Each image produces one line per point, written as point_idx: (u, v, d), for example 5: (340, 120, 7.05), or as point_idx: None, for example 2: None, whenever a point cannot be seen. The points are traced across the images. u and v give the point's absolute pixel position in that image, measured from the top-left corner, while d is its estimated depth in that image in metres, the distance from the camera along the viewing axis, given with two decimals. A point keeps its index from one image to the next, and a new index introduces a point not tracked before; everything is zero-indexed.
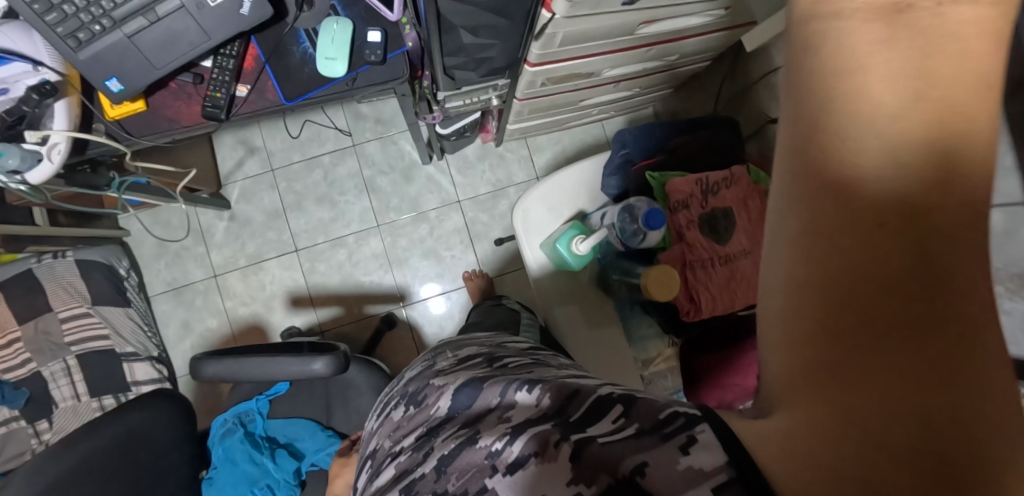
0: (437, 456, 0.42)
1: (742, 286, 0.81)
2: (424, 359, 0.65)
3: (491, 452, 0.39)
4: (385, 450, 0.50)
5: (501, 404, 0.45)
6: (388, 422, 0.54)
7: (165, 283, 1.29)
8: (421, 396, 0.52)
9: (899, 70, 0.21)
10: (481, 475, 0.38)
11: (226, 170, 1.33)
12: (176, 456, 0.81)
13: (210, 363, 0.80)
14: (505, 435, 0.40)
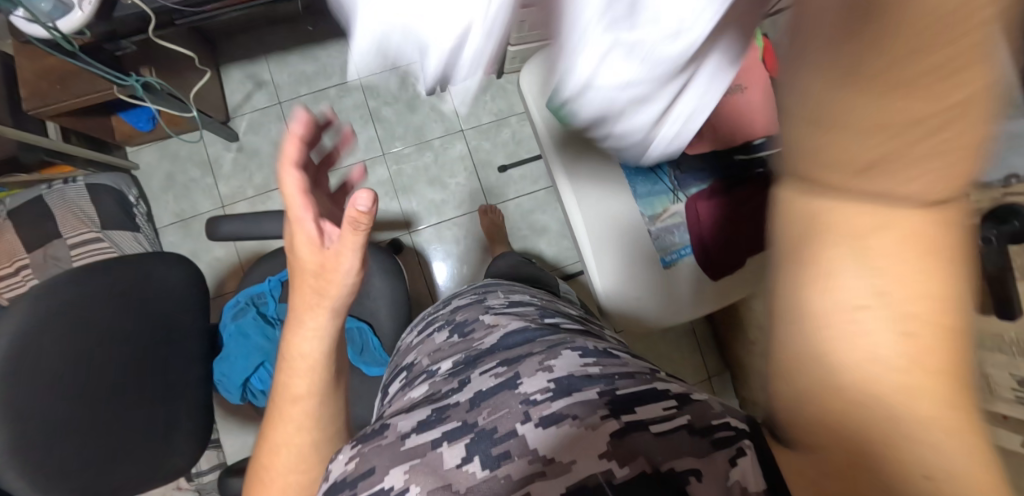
0: (474, 392, 0.48)
1: (726, 122, 0.74)
2: (474, 294, 0.77)
3: (527, 402, 0.44)
4: (424, 376, 0.57)
5: (544, 353, 0.50)
6: (431, 345, 0.65)
7: (173, 214, 1.24)
8: (471, 328, 0.63)
9: (874, 334, 0.20)
10: (513, 419, 0.42)
11: (233, 103, 1.25)
12: (185, 349, 0.77)
13: (225, 222, 0.75)
14: (549, 390, 0.44)
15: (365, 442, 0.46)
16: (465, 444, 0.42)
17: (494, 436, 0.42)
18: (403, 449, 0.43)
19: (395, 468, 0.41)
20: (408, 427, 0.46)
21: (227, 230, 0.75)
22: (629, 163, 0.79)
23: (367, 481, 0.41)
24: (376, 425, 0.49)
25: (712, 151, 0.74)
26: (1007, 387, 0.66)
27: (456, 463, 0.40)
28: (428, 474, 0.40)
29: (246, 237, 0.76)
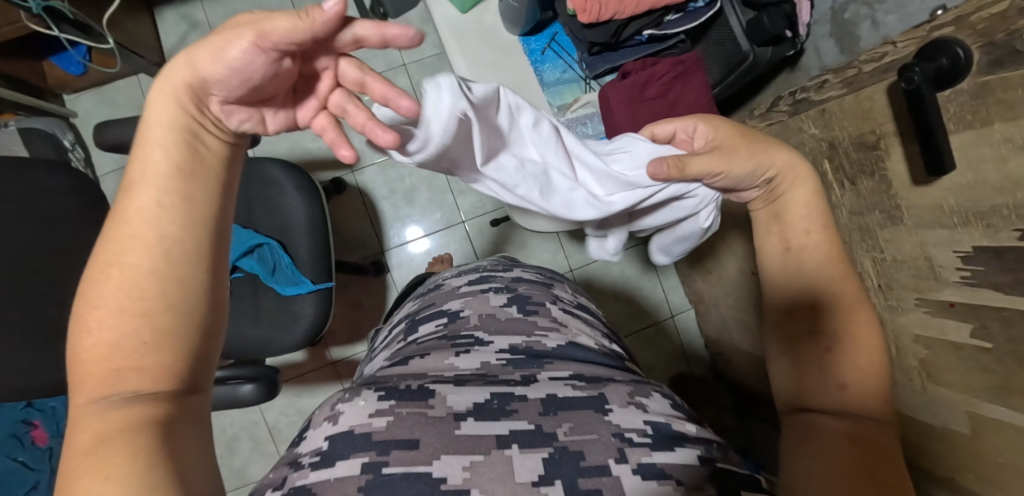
0: (546, 393, 0.41)
1: None
2: (540, 275, 0.71)
3: (623, 437, 0.36)
4: (470, 343, 0.50)
5: (632, 387, 0.44)
6: (484, 302, 0.58)
7: (114, 161, 1.22)
8: (535, 313, 0.57)
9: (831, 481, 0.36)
10: (606, 451, 0.35)
11: (168, 45, 1.23)
12: (75, 266, 0.76)
13: (115, 126, 0.73)
14: (648, 435, 0.37)
15: (401, 402, 0.38)
16: (542, 460, 0.34)
17: (581, 463, 0.34)
18: (458, 434, 0.35)
19: (446, 457, 0.33)
20: (462, 406, 0.38)
21: (113, 135, 0.72)
22: (535, 50, 0.80)
23: (404, 453, 0.33)
24: (415, 385, 0.41)
25: (613, 11, 0.69)
26: (953, 269, 0.57)
27: (530, 479, 0.32)
28: (493, 480, 0.32)
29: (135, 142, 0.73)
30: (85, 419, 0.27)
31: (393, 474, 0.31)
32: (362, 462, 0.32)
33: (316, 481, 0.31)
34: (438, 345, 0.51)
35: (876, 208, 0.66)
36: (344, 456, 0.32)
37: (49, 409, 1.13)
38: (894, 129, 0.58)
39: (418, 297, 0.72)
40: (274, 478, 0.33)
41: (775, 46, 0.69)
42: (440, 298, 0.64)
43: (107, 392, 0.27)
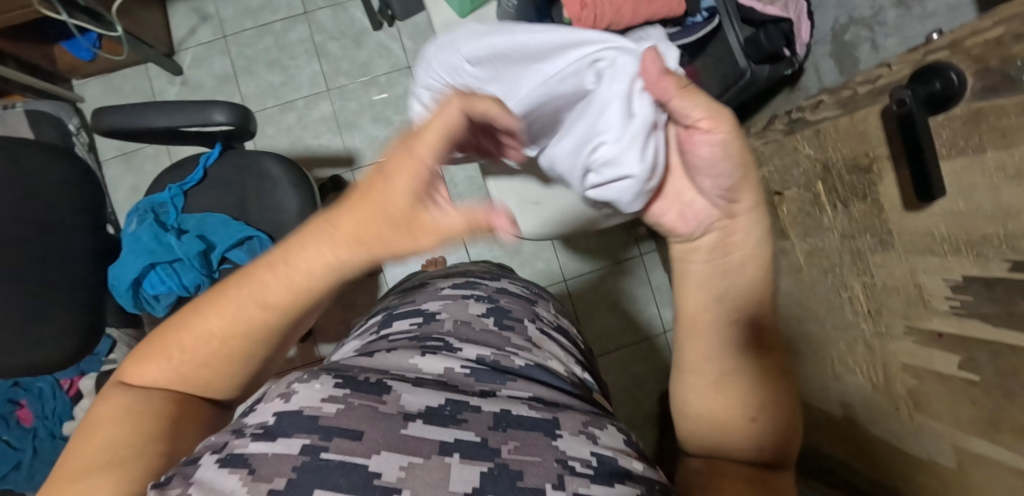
0: (499, 408, 0.39)
1: None
2: (526, 291, 0.70)
3: (565, 464, 0.33)
4: (438, 347, 0.49)
5: (588, 418, 0.42)
6: (462, 310, 0.57)
7: (116, 147, 1.23)
8: (508, 328, 0.56)
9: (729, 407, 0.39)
10: (545, 474, 0.32)
11: (178, 36, 1.24)
12: (65, 250, 0.76)
13: (111, 112, 0.73)
14: (592, 466, 0.34)
15: (355, 392, 0.37)
16: (479, 473, 0.31)
17: (518, 482, 0.31)
18: (402, 434, 0.34)
19: (387, 453, 0.32)
20: (414, 408, 0.37)
21: (109, 121, 0.73)
22: None
23: (344, 443, 0.32)
24: (374, 380, 0.41)
25: (609, 21, 0.62)
26: (941, 298, 0.56)
27: (464, 490, 0.30)
28: (427, 484, 0.30)
29: (129, 129, 0.73)
30: (134, 391, 0.36)
31: (330, 461, 0.30)
32: (302, 442, 0.32)
33: (254, 452, 0.31)
34: (405, 343, 0.50)
35: (866, 231, 0.64)
36: (287, 434, 0.32)
37: (37, 390, 1.14)
38: (887, 152, 0.57)
39: (403, 291, 0.71)
40: (215, 440, 0.33)
41: (772, 64, 0.69)
42: (420, 297, 0.63)
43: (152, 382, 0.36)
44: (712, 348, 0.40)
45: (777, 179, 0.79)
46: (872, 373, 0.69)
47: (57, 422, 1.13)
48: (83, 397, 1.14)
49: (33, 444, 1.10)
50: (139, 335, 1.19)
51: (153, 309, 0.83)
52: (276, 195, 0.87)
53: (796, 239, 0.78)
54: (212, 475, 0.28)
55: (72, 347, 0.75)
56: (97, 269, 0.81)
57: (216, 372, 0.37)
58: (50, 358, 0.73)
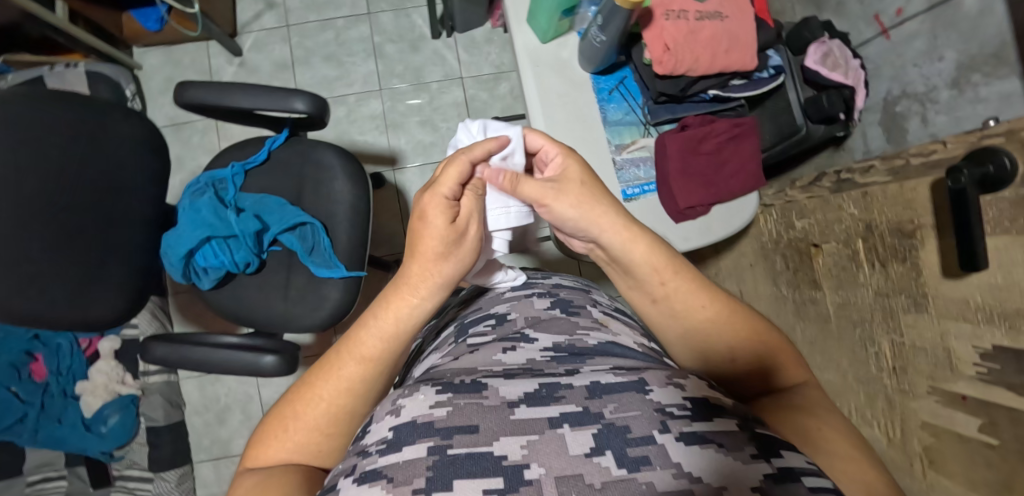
0: (590, 380, 0.41)
1: (727, 41, 0.66)
2: (578, 282, 0.71)
3: (664, 411, 0.36)
4: (517, 340, 0.51)
5: (670, 372, 0.43)
6: (529, 307, 0.59)
7: (167, 117, 1.26)
8: (574, 315, 0.57)
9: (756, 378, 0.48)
10: (648, 423, 0.35)
11: (242, 19, 1.28)
12: (128, 213, 0.78)
13: (196, 87, 0.75)
14: (687, 408, 0.36)
15: (458, 394, 0.39)
16: (591, 435, 0.34)
17: (627, 436, 0.34)
18: (513, 419, 0.36)
19: (506, 438, 0.34)
20: (514, 396, 0.39)
21: (191, 96, 0.75)
22: (603, 89, 0.75)
23: (465, 437, 0.35)
24: (468, 381, 0.42)
25: (687, 67, 0.67)
26: (969, 363, 0.59)
27: (583, 452, 0.33)
28: (549, 455, 0.33)
29: (212, 106, 0.76)
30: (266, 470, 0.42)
31: (458, 456, 0.33)
32: (427, 445, 0.34)
33: (385, 464, 0.33)
34: (486, 342, 0.52)
35: (901, 292, 0.68)
36: (411, 441, 0.34)
37: (54, 345, 1.12)
38: (933, 222, 0.61)
39: (463, 302, 0.72)
40: (346, 465, 0.36)
41: (827, 125, 0.73)
42: (485, 303, 0.65)
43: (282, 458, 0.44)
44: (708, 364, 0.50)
45: (816, 231, 0.83)
46: (888, 428, 0.72)
47: (70, 380, 1.13)
48: (99, 359, 1.15)
49: (42, 399, 1.09)
50: (163, 304, 1.20)
51: (199, 282, 0.84)
52: (332, 186, 0.90)
53: (828, 290, 0.82)
54: (356, 491, 0.31)
55: (121, 309, 0.76)
56: (152, 235, 0.83)
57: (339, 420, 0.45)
58: (102, 318, 0.74)
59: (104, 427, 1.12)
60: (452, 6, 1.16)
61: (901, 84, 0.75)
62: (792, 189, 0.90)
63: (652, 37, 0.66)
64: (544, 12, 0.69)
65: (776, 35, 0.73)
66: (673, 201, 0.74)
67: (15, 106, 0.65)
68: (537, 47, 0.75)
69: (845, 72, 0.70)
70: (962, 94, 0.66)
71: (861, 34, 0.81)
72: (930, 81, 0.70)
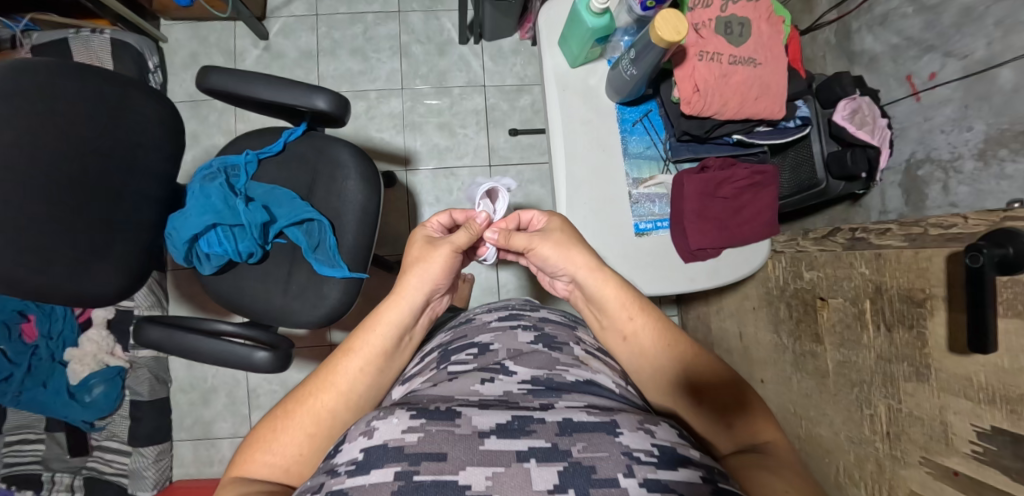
0: (563, 418, 0.41)
1: (757, 89, 0.66)
2: (564, 315, 0.71)
3: (631, 455, 0.36)
4: (496, 371, 0.50)
5: (642, 416, 0.43)
6: (513, 337, 0.57)
7: (186, 93, 1.25)
8: (556, 348, 0.56)
9: (727, 418, 0.51)
10: (614, 466, 0.35)
11: (272, 3, 1.28)
12: (140, 190, 0.78)
13: (220, 73, 0.75)
14: (654, 455, 0.37)
15: (432, 420, 0.39)
16: (557, 473, 0.35)
17: (592, 476, 0.34)
18: (481, 449, 0.37)
19: (472, 468, 0.35)
20: (486, 425, 0.40)
21: (214, 82, 0.75)
22: (627, 120, 0.75)
23: (433, 464, 0.35)
24: (443, 407, 0.42)
25: (714, 111, 0.67)
26: (965, 440, 0.59)
27: (546, 488, 0.33)
28: (513, 488, 0.33)
29: (233, 94, 0.76)
30: (234, 484, 0.44)
31: (424, 483, 0.33)
32: (395, 470, 0.34)
33: (352, 485, 0.34)
34: (466, 369, 0.51)
35: (904, 360, 0.67)
36: (379, 465, 0.35)
37: (47, 308, 1.12)
38: (944, 294, 0.61)
39: (450, 329, 0.69)
40: (312, 482, 0.36)
41: (848, 182, 0.73)
42: (469, 330, 0.63)
43: (266, 469, 0.45)
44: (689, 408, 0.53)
45: (824, 285, 0.83)
46: (876, 490, 0.72)
47: (60, 346, 1.12)
48: (92, 326, 1.14)
49: (30, 361, 1.09)
50: (162, 278, 1.19)
51: (199, 266, 0.83)
52: (345, 183, 0.90)
53: (829, 346, 0.82)
54: None
55: (121, 286, 0.76)
56: (160, 214, 0.83)
57: (315, 432, 0.48)
58: (100, 294, 0.73)
59: (88, 397, 1.12)
60: (484, 14, 1.15)
61: (927, 148, 0.75)
62: (805, 239, 0.89)
63: (682, 76, 0.66)
64: (577, 39, 0.69)
65: (806, 86, 0.73)
66: (685, 241, 0.73)
67: (38, 74, 0.64)
68: (566, 71, 0.74)
69: (871, 129, 0.69)
70: (988, 168, 0.66)
71: (891, 93, 0.81)
72: (956, 150, 0.70)
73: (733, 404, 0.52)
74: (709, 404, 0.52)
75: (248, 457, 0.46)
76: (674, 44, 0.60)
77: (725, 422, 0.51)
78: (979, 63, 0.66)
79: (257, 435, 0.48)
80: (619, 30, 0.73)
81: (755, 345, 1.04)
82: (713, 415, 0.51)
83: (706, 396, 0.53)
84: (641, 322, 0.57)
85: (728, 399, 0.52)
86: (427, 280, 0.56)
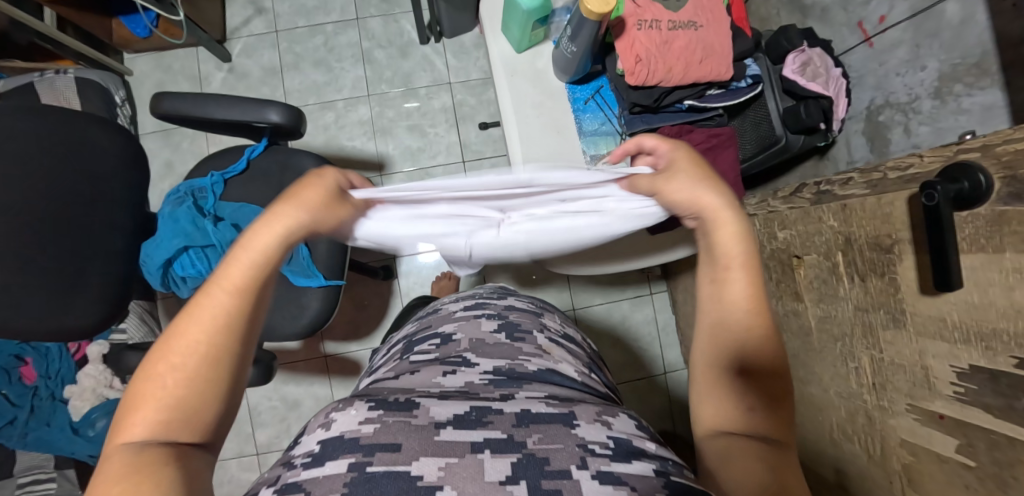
0: (521, 409, 0.41)
1: (698, 53, 0.66)
2: (531, 303, 0.71)
3: (585, 448, 0.36)
4: (457, 363, 0.50)
5: (600, 407, 0.43)
6: (476, 327, 0.57)
7: (156, 123, 1.26)
8: (520, 339, 0.55)
9: (748, 405, 0.41)
10: (568, 457, 0.34)
11: (232, 25, 1.29)
12: (111, 222, 0.79)
13: (172, 97, 0.76)
14: (609, 448, 0.36)
15: (389, 412, 0.39)
16: (510, 463, 0.34)
17: (545, 467, 0.33)
18: (437, 440, 0.36)
19: (425, 458, 0.34)
20: (443, 417, 0.39)
21: (168, 107, 0.76)
22: (579, 99, 0.75)
23: (386, 455, 0.34)
24: (403, 399, 0.42)
25: (659, 78, 0.67)
26: (946, 382, 0.57)
27: (498, 479, 0.32)
28: (464, 479, 0.32)
29: (188, 118, 0.76)
30: (108, 462, 0.30)
31: (375, 473, 0.32)
32: (348, 461, 0.33)
33: (307, 477, 0.33)
34: (428, 362, 0.51)
35: (881, 307, 0.66)
36: (334, 456, 0.34)
37: (43, 349, 1.13)
38: (910, 237, 0.60)
39: (417, 319, 0.70)
40: (269, 474, 0.35)
41: (807, 135, 0.72)
42: (435, 322, 0.63)
43: (152, 434, 0.32)
44: (722, 379, 0.42)
45: (797, 243, 0.83)
46: (869, 443, 0.70)
47: (59, 384, 1.14)
48: (88, 362, 1.15)
49: (31, 402, 1.11)
50: (150, 307, 1.20)
51: (177, 290, 0.84)
52: None
53: (809, 303, 0.81)
54: None
55: (100, 317, 0.77)
56: (134, 244, 0.84)
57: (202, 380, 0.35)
58: (81, 327, 0.74)
59: (92, 431, 1.14)
60: (439, 11, 1.15)
61: (884, 93, 0.74)
62: (774, 199, 0.89)
63: (622, 48, 0.66)
64: (516, 23, 0.68)
65: (754, 46, 0.73)
66: None
67: None
68: (513, 56, 0.74)
69: (825, 81, 0.70)
70: (945, 105, 0.65)
71: (844, 42, 0.80)
72: (913, 91, 0.69)
73: (780, 403, 0.40)
74: (739, 388, 0.42)
75: (121, 422, 0.32)
76: (607, 15, 0.60)
77: (736, 405, 0.41)
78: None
79: (128, 394, 0.34)
80: (560, 9, 0.72)
81: None
82: (743, 396, 0.41)
83: (748, 375, 0.42)
84: (733, 264, 0.43)
85: (775, 393, 0.41)
86: (306, 226, 0.40)
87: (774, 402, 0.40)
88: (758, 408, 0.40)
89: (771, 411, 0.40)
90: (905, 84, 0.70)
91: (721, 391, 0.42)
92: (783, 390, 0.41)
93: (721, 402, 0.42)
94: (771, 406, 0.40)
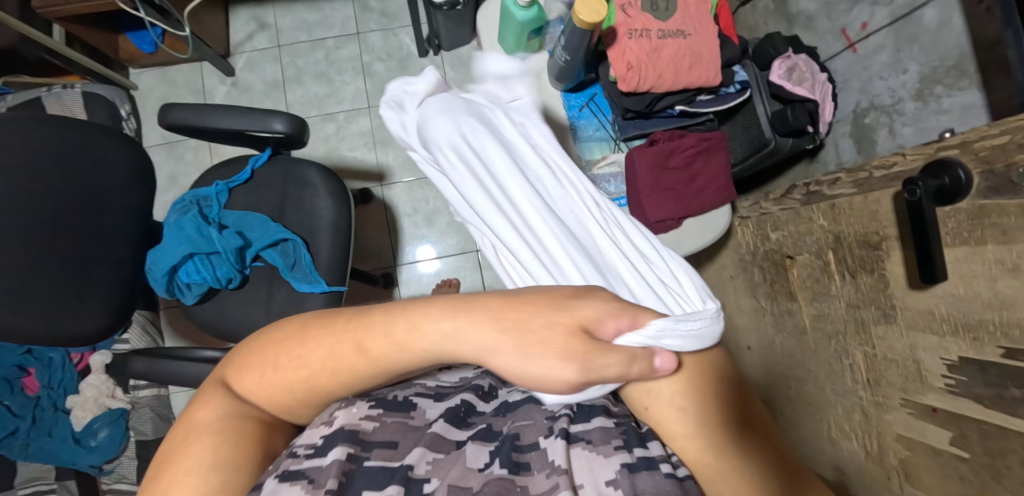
0: (500, 404, 0.45)
1: (687, 60, 0.69)
2: None
3: (551, 419, 0.40)
4: (449, 367, 0.54)
5: None
6: None
7: (160, 136, 1.29)
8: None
9: (715, 450, 0.36)
10: (536, 431, 0.39)
11: (235, 40, 1.32)
12: (116, 229, 0.81)
13: (179, 108, 0.78)
14: (573, 411, 0.41)
15: (388, 411, 0.40)
16: (488, 450, 0.38)
17: (516, 440, 0.38)
18: (427, 433, 0.38)
19: (418, 449, 0.36)
20: (435, 417, 0.41)
21: (174, 117, 0.78)
22: (574, 106, 0.77)
23: (383, 452, 0.36)
24: (402, 398, 0.43)
25: (650, 84, 0.70)
26: (938, 375, 0.58)
27: (478, 466, 0.36)
28: (447, 464, 0.36)
29: (194, 128, 0.79)
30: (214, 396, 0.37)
31: (372, 468, 0.34)
32: (347, 451, 0.34)
33: (307, 466, 0.33)
34: (422, 367, 0.55)
35: (872, 304, 0.68)
36: (333, 446, 0.35)
37: (46, 359, 1.14)
38: (896, 233, 0.62)
39: None
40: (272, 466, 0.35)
41: (795, 138, 0.75)
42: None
43: (251, 393, 0.38)
44: (689, 418, 0.39)
45: (790, 243, 0.84)
46: (865, 440, 0.70)
47: (61, 394, 1.15)
48: (91, 372, 1.16)
49: (34, 413, 1.11)
50: (153, 318, 1.22)
51: (182, 297, 0.86)
52: (314, 199, 0.92)
53: (804, 302, 0.83)
54: (275, 488, 0.31)
55: (104, 324, 0.78)
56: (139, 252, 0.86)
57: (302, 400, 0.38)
58: (85, 333, 0.75)
59: (93, 441, 1.14)
60: (437, 25, 1.18)
61: (869, 96, 0.76)
62: (766, 201, 0.91)
63: (614, 55, 0.69)
64: (512, 35, 0.71)
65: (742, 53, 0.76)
66: (643, 216, 0.75)
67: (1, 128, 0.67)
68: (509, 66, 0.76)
69: (811, 85, 0.72)
70: (927, 106, 0.67)
71: (829, 48, 0.83)
72: (896, 94, 0.71)
73: (747, 456, 0.36)
74: (707, 431, 0.38)
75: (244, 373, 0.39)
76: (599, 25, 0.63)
77: (706, 448, 0.37)
78: (904, 6, 0.68)
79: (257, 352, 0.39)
80: (554, 21, 0.75)
81: (738, 313, 1.05)
82: (703, 435, 0.37)
83: (714, 427, 0.38)
84: (672, 329, 0.44)
85: (741, 447, 0.37)
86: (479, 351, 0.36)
87: (740, 450, 0.37)
88: (727, 454, 0.36)
89: (737, 460, 0.36)
90: (889, 87, 0.72)
91: (689, 428, 0.38)
92: (754, 451, 0.37)
93: (691, 440, 0.38)
94: (738, 454, 0.36)
